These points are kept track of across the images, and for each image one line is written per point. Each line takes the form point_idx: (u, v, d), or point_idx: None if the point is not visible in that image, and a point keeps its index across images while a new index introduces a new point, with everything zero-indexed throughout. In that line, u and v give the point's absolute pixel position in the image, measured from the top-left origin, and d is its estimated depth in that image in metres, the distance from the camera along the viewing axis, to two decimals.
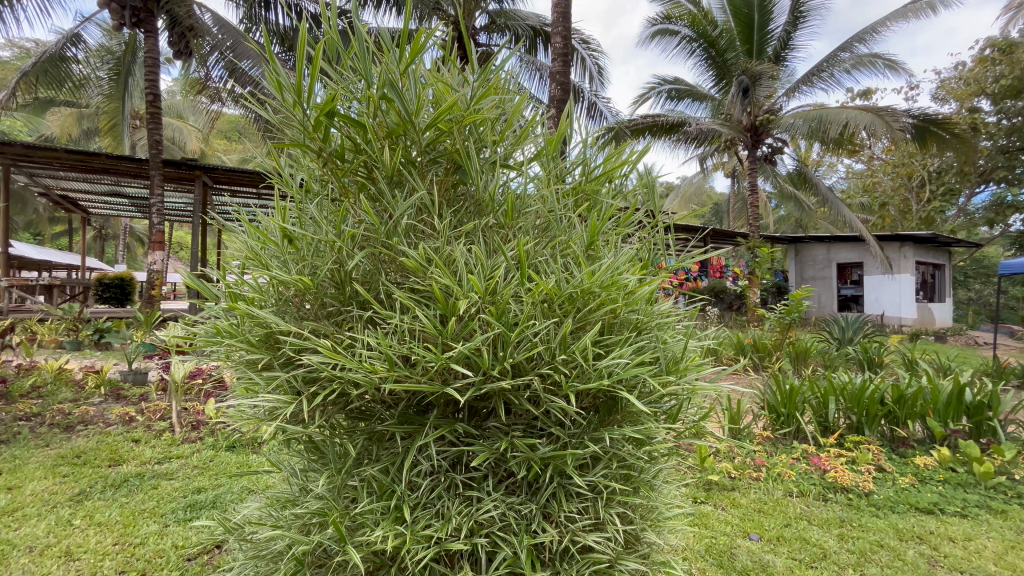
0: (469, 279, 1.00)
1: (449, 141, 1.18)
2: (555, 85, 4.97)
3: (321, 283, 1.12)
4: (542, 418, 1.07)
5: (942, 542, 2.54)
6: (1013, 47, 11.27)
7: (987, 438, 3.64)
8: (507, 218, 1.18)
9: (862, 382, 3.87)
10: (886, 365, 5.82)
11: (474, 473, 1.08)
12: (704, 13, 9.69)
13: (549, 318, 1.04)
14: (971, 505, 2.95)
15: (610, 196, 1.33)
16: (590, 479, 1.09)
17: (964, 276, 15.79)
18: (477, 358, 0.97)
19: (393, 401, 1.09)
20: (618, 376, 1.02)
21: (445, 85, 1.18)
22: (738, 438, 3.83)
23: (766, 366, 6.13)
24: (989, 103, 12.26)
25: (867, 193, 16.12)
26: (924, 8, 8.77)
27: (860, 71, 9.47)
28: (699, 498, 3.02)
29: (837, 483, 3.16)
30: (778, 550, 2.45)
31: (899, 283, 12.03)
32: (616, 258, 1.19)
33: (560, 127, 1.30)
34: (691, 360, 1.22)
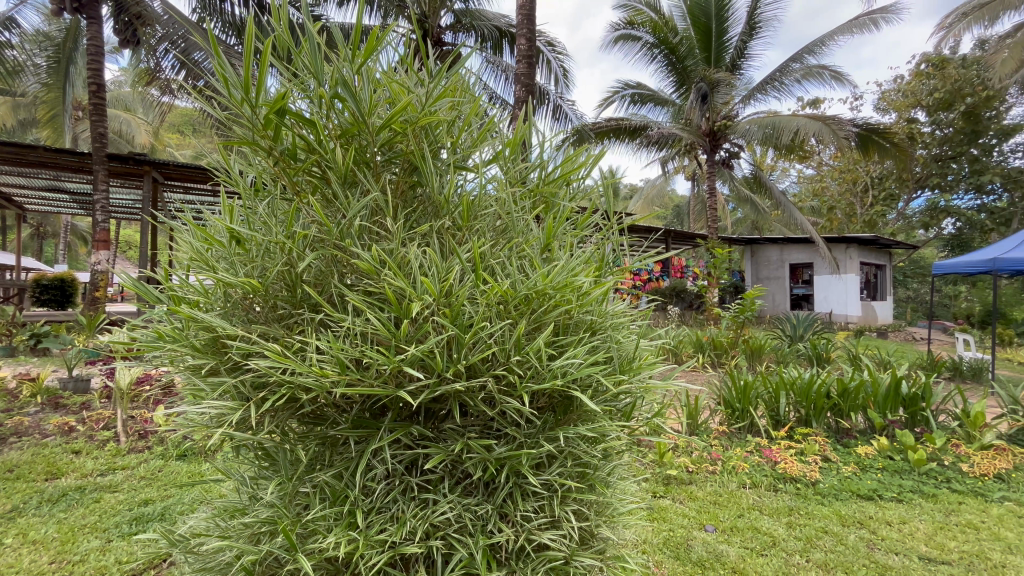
0: (424, 282, 1.00)
1: (404, 143, 1.17)
2: (521, 87, 5.00)
3: (271, 285, 1.10)
4: (497, 419, 1.08)
5: (880, 526, 2.71)
6: (945, 62, 12.13)
7: (921, 427, 3.91)
8: (464, 220, 1.18)
9: (811, 376, 4.07)
10: (833, 360, 6.14)
11: (430, 476, 1.08)
12: (665, 20, 9.96)
13: (503, 319, 1.05)
14: (906, 490, 3.16)
15: (567, 199, 1.36)
16: (545, 478, 1.10)
17: (902, 275, 16.90)
18: (431, 359, 0.97)
19: (346, 404, 1.07)
20: (572, 376, 1.03)
21: (400, 85, 1.17)
22: (696, 432, 3.96)
23: (723, 363, 6.38)
24: (924, 114, 13.13)
25: (816, 197, 17.00)
26: (867, 24, 9.30)
27: (810, 81, 9.97)
28: (659, 492, 3.11)
29: (786, 474, 3.32)
30: (732, 540, 2.56)
31: (845, 283, 12.73)
32: (571, 260, 1.21)
33: (518, 129, 1.31)
34: (643, 359, 1.25)
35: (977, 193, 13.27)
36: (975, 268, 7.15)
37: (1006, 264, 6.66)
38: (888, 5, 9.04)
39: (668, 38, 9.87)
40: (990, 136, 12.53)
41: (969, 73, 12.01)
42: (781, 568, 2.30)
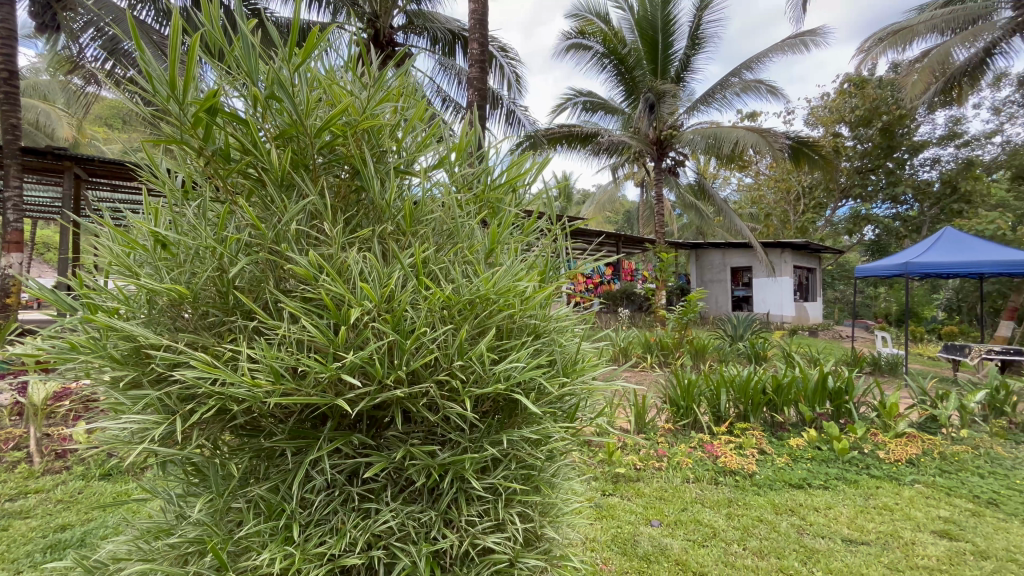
0: (364, 287, 0.98)
1: (345, 146, 1.14)
2: (473, 91, 5.02)
3: (200, 291, 1.04)
4: (441, 424, 1.07)
5: (809, 512, 2.90)
6: (865, 83, 13.22)
7: (845, 419, 4.21)
8: (408, 225, 1.17)
9: (748, 374, 4.32)
10: (769, 358, 6.52)
11: (372, 485, 1.06)
12: (614, 32, 10.29)
13: (447, 324, 1.05)
14: (833, 478, 3.40)
15: (513, 204, 1.38)
16: (490, 481, 1.11)
17: (831, 278, 18.22)
18: (372, 365, 0.95)
19: (284, 414, 1.04)
20: (514, 380, 1.05)
21: (341, 89, 1.14)
22: (644, 431, 4.11)
23: (669, 362, 6.64)
24: (847, 130, 14.25)
25: (754, 205, 18.05)
26: (798, 44, 9.99)
27: (748, 95, 10.58)
28: (608, 490, 3.20)
29: (726, 467, 3.49)
30: (675, 533, 2.66)
31: (780, 285, 13.56)
32: (514, 265, 1.23)
33: (463, 135, 1.32)
34: (586, 360, 1.28)
35: (893, 203, 14.52)
36: (889, 272, 7.81)
37: (916, 267, 7.31)
38: (816, 28, 9.76)
39: (618, 49, 10.21)
40: (903, 151, 13.77)
41: (885, 93, 13.15)
42: (721, 558, 2.41)
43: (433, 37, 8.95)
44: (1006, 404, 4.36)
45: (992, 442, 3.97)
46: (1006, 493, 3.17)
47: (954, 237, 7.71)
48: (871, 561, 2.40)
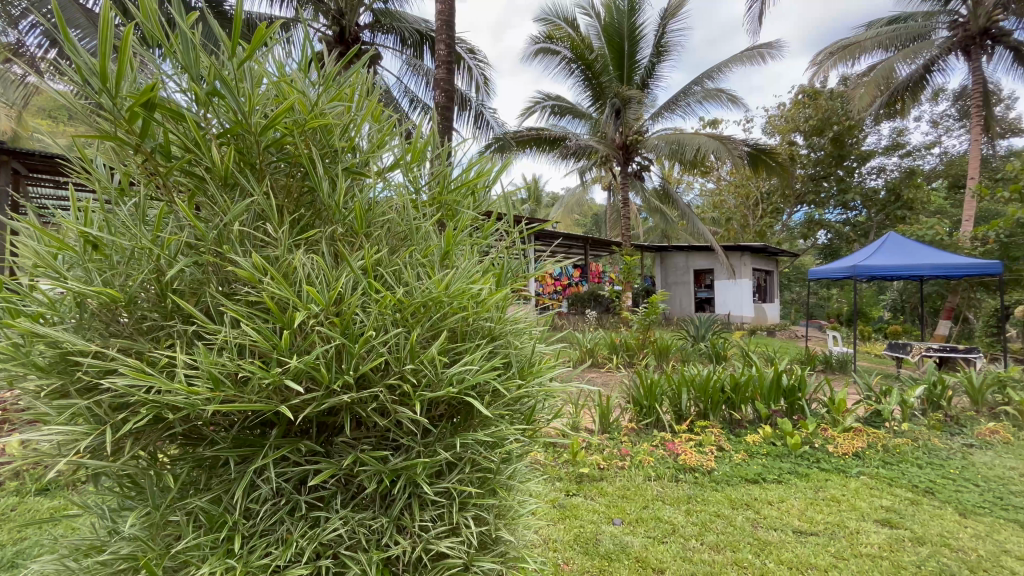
0: (312, 289, 0.96)
1: (294, 145, 1.11)
2: (440, 92, 4.98)
3: (135, 295, 0.99)
4: (393, 430, 1.06)
5: (763, 506, 3.01)
6: (817, 94, 13.88)
7: (797, 415, 4.40)
8: (361, 226, 1.15)
9: (708, 374, 4.44)
10: (728, 358, 6.75)
11: (321, 492, 1.04)
12: (582, 37, 10.43)
13: (400, 327, 1.04)
14: (785, 472, 3.54)
15: (470, 206, 1.37)
16: (443, 486, 1.10)
17: (787, 280, 19.00)
18: (319, 370, 0.93)
19: (226, 423, 1.00)
20: (466, 383, 1.04)
21: (292, 87, 1.11)
22: (609, 431, 4.19)
23: (634, 362, 6.77)
24: (801, 138, 14.93)
25: (715, 209, 18.66)
26: (756, 56, 10.40)
27: (709, 103, 10.92)
28: (572, 491, 3.22)
29: (685, 464, 3.59)
30: (636, 530, 2.71)
31: (740, 287, 14.04)
32: (469, 267, 1.22)
33: (419, 137, 1.31)
34: (543, 362, 1.29)
35: (843, 209, 15.28)
36: (839, 274, 8.20)
37: (864, 270, 7.72)
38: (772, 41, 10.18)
39: (585, 54, 10.36)
40: (852, 160, 14.53)
41: (836, 105, 13.84)
42: (679, 554, 2.47)
43: (400, 37, 8.86)
44: (942, 397, 4.64)
45: (929, 434, 4.23)
46: (941, 482, 3.38)
47: (897, 242, 8.18)
48: (818, 551, 2.51)
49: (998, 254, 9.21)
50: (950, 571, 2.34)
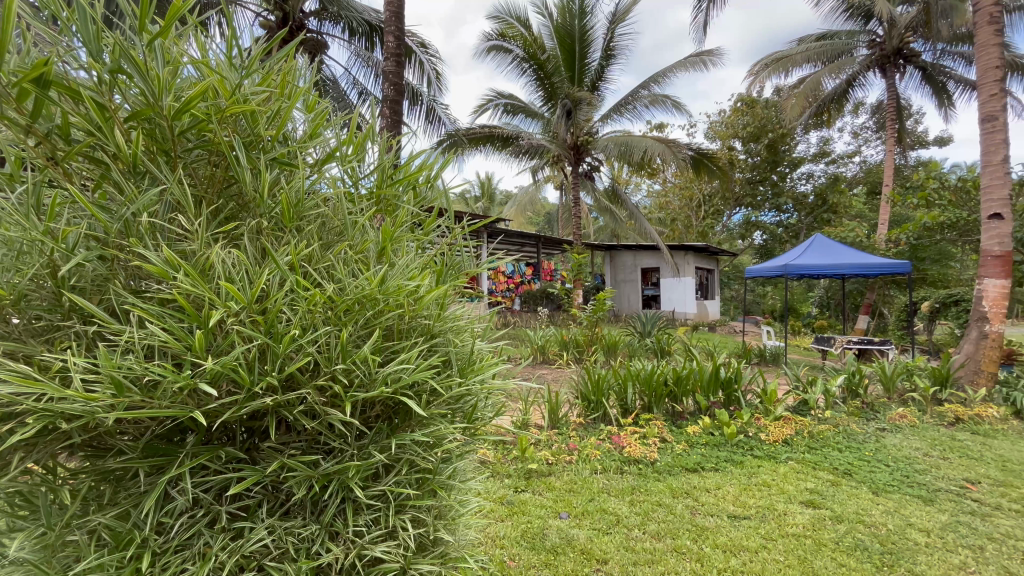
0: (232, 287, 0.90)
1: (215, 132, 1.04)
2: (389, 85, 4.86)
3: (25, 293, 0.89)
4: (324, 432, 1.02)
5: (701, 493, 3.16)
6: (754, 102, 14.72)
7: (734, 405, 4.64)
8: (289, 218, 1.09)
9: (652, 368, 4.61)
10: (672, 353, 7.05)
11: (245, 502, 0.98)
12: (534, 37, 10.49)
13: (329, 325, 0.99)
14: (722, 460, 3.73)
15: (411, 202, 1.34)
16: (377, 489, 1.07)
17: (727, 278, 20.02)
18: (240, 371, 0.87)
19: (135, 431, 0.92)
20: (401, 382, 1.02)
21: (215, 69, 1.04)
22: (558, 426, 4.28)
23: (584, 358, 6.93)
24: (740, 144, 15.77)
25: (661, 210, 19.38)
26: (698, 63, 10.86)
27: (655, 107, 11.31)
28: (520, 487, 3.24)
29: (630, 457, 3.70)
30: (582, 523, 2.76)
31: (684, 284, 14.66)
32: (406, 264, 1.19)
33: (353, 127, 1.26)
34: (484, 360, 1.27)
35: (777, 211, 16.25)
36: (773, 273, 8.72)
37: (794, 268, 8.26)
38: (713, 49, 10.67)
39: (537, 54, 10.45)
40: (784, 166, 15.52)
41: (770, 114, 14.72)
42: (622, 544, 2.54)
43: (348, 27, 8.56)
44: (860, 386, 5.04)
45: (849, 420, 4.60)
46: (858, 463, 3.68)
47: (823, 243, 8.80)
48: (750, 533, 2.66)
49: (907, 254, 10.14)
50: (863, 546, 2.54)
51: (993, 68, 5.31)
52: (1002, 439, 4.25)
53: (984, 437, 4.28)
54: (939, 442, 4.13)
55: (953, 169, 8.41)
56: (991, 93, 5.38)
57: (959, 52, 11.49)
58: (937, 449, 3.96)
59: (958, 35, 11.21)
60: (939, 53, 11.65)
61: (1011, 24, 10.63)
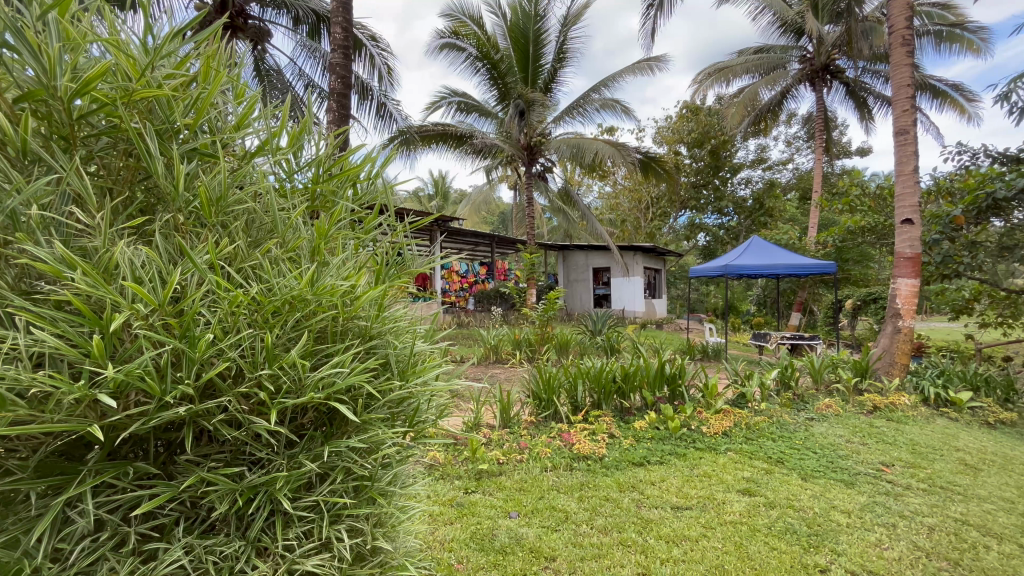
0: (140, 287, 0.82)
1: (124, 118, 0.95)
2: (336, 78, 4.69)
3: None
4: (250, 442, 0.96)
5: (646, 486, 3.25)
6: (698, 110, 15.42)
7: (678, 400, 4.82)
8: (210, 213, 1.01)
9: (601, 366, 4.72)
10: (621, 350, 7.24)
11: (159, 521, 0.91)
12: (488, 36, 10.46)
13: (254, 329, 0.93)
14: (667, 453, 3.86)
15: (349, 197, 1.29)
16: (309, 499, 1.01)
17: (673, 278, 20.81)
18: (148, 379, 0.80)
19: (23, 447, 0.82)
20: (333, 387, 0.97)
21: (124, 51, 0.96)
22: (508, 425, 4.28)
23: (536, 357, 6.98)
24: (685, 149, 16.47)
25: (612, 211, 19.90)
26: (646, 69, 11.21)
27: (606, 110, 11.58)
28: (470, 488, 3.22)
29: (579, 453, 3.76)
30: (531, 521, 2.77)
31: (633, 284, 15.04)
32: (341, 264, 1.14)
33: (285, 117, 1.19)
34: (426, 361, 1.24)
35: (719, 214, 17.03)
36: (714, 273, 9.14)
37: (734, 268, 8.71)
38: (660, 56, 11.05)
39: (490, 54, 10.44)
40: (726, 171, 16.32)
41: (713, 121, 15.44)
42: (570, 540, 2.57)
43: (294, 15, 8.19)
44: (791, 378, 5.37)
45: (781, 411, 4.89)
46: (789, 452, 3.92)
47: (760, 245, 9.32)
48: (691, 523, 2.76)
49: (833, 256, 10.94)
50: (793, 529, 2.70)
51: (905, 86, 5.81)
52: (913, 424, 4.67)
53: (898, 423, 4.69)
54: (859, 429, 4.48)
55: (873, 179, 9.16)
56: (904, 109, 5.89)
57: (877, 70, 12.51)
58: (857, 436, 4.29)
59: (876, 55, 12.22)
60: (860, 71, 12.63)
61: (920, 48, 11.69)
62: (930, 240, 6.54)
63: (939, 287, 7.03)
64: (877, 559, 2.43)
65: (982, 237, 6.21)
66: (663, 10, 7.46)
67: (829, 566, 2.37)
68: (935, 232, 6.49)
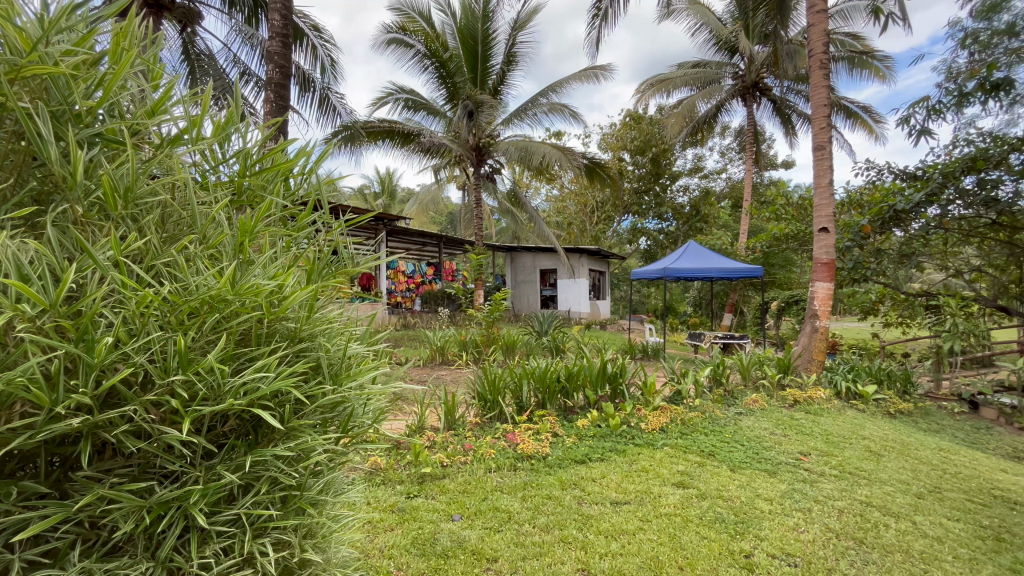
0: (27, 286, 0.74)
1: (9, 95, 0.85)
2: (274, 67, 4.45)
3: None
4: (161, 454, 0.88)
5: (588, 483, 3.32)
6: (640, 118, 16.05)
7: (619, 398, 4.97)
8: (117, 206, 0.93)
9: (546, 365, 4.78)
10: (566, 350, 7.39)
11: (52, 545, 0.82)
12: (436, 34, 10.32)
13: (166, 331, 0.87)
14: (608, 450, 3.97)
15: (278, 194, 1.22)
16: (229, 514, 0.95)
17: (617, 280, 21.50)
18: (35, 389, 0.72)
19: None
20: (256, 393, 0.91)
21: (13, 23, 0.86)
22: (453, 428, 4.24)
23: (483, 358, 6.97)
24: (628, 156, 17.07)
25: (559, 214, 20.27)
26: (592, 77, 11.51)
27: (554, 115, 11.77)
28: (413, 492, 3.15)
29: (523, 453, 3.78)
30: (474, 524, 2.75)
31: (578, 286, 15.36)
32: (268, 262, 1.08)
33: (210, 105, 1.11)
34: (361, 364, 1.19)
35: (659, 219, 17.78)
36: (654, 276, 9.53)
37: (672, 271, 9.12)
38: (605, 65, 11.38)
39: (439, 52, 10.31)
40: (665, 178, 17.08)
41: (654, 130, 16.09)
42: (512, 539, 2.58)
43: None
44: (723, 376, 5.69)
45: (713, 406, 5.18)
46: (719, 445, 4.14)
47: (696, 249, 9.81)
48: (629, 517, 2.85)
49: (761, 261, 11.73)
50: (721, 518, 2.86)
51: (823, 106, 6.32)
52: (827, 416, 5.09)
53: (814, 415, 5.10)
54: (781, 421, 4.83)
55: (795, 190, 9.94)
56: (821, 127, 6.41)
57: (800, 90, 13.56)
58: (779, 428, 4.62)
59: (799, 76, 13.24)
60: (785, 89, 13.62)
61: (837, 71, 12.78)
62: (843, 247, 7.15)
63: (850, 290, 7.70)
64: (794, 541, 2.63)
65: (885, 245, 6.88)
66: (608, 20, 7.68)
67: (753, 551, 2.53)
68: (848, 240, 7.11)
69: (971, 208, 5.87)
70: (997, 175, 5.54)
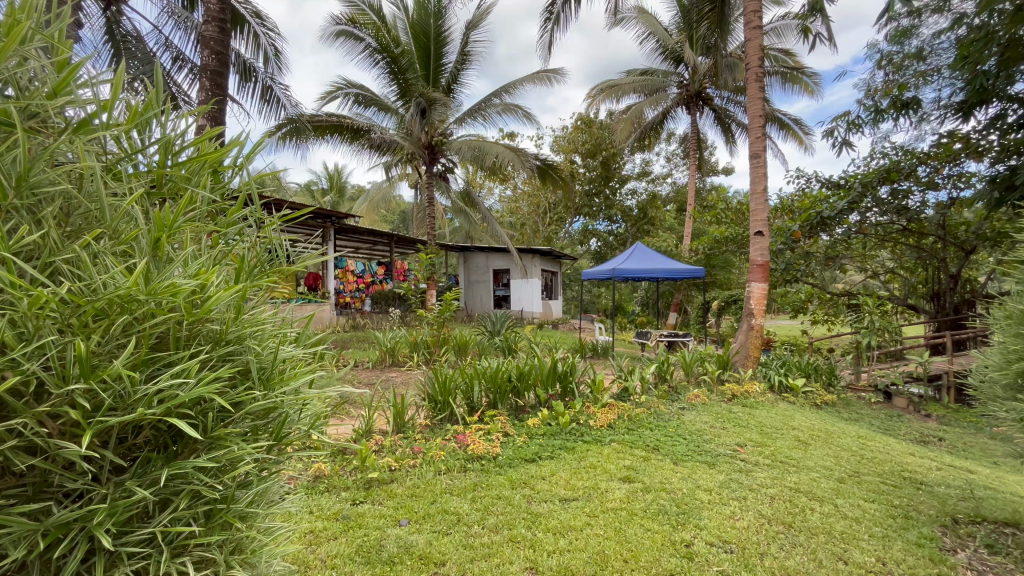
0: None
1: None
2: (209, 54, 4.18)
3: None
4: (58, 472, 0.80)
5: (538, 481, 3.35)
6: (590, 122, 16.40)
7: (569, 396, 5.05)
8: (7, 195, 0.83)
9: (498, 365, 4.77)
10: (518, 350, 7.42)
11: None
12: (387, 28, 10.09)
13: (64, 335, 0.79)
14: (557, 448, 4.02)
15: (204, 188, 1.14)
16: (141, 532, 0.87)
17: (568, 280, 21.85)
18: None
19: None
20: (172, 401, 0.84)
21: None
22: (403, 430, 4.15)
23: (434, 359, 6.88)
24: (579, 158, 17.41)
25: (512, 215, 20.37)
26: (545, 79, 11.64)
27: (507, 115, 11.80)
28: (359, 499, 3.06)
29: (474, 454, 3.75)
30: (421, 528, 2.71)
31: (531, 285, 15.47)
32: (190, 260, 1.00)
33: (126, 88, 1.02)
34: (296, 368, 1.13)
35: (608, 221, 18.26)
36: (603, 276, 9.74)
37: (621, 271, 9.37)
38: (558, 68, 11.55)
39: (389, 46, 10.08)
40: (615, 181, 17.56)
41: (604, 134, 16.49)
42: (461, 542, 2.55)
43: None
44: (667, 372, 5.92)
45: (658, 402, 5.36)
46: (663, 439, 4.30)
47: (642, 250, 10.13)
48: (577, 513, 2.90)
49: (703, 262, 12.30)
50: (664, 510, 2.96)
51: (759, 116, 6.71)
52: (761, 409, 5.41)
53: (750, 408, 5.40)
54: (720, 415, 5.08)
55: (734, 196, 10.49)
56: (757, 136, 6.80)
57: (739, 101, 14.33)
58: (718, 421, 4.86)
59: (738, 87, 13.99)
60: (726, 100, 14.34)
61: (771, 85, 13.62)
62: (777, 250, 7.59)
63: (782, 290, 8.21)
64: (730, 528, 2.77)
65: (813, 248, 7.39)
66: (560, 24, 7.80)
67: (692, 540, 2.64)
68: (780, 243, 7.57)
69: (886, 215, 6.54)
70: (907, 185, 6.26)
